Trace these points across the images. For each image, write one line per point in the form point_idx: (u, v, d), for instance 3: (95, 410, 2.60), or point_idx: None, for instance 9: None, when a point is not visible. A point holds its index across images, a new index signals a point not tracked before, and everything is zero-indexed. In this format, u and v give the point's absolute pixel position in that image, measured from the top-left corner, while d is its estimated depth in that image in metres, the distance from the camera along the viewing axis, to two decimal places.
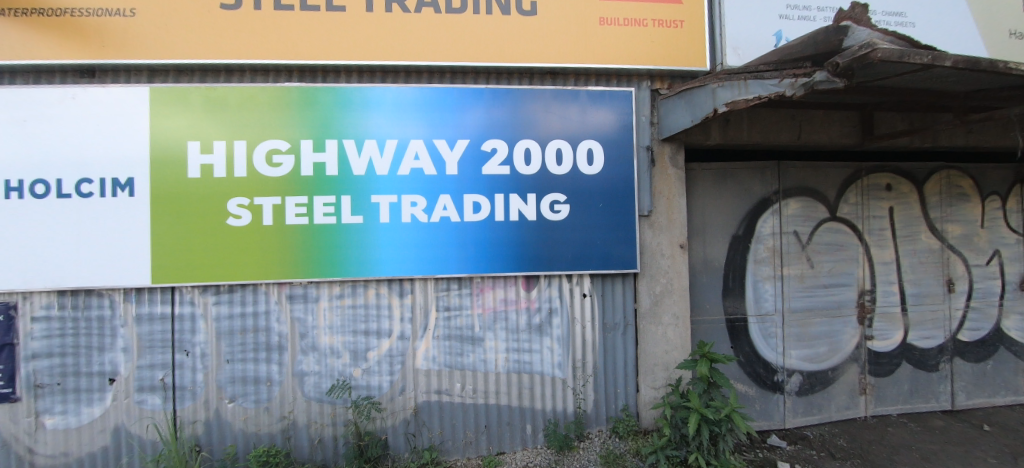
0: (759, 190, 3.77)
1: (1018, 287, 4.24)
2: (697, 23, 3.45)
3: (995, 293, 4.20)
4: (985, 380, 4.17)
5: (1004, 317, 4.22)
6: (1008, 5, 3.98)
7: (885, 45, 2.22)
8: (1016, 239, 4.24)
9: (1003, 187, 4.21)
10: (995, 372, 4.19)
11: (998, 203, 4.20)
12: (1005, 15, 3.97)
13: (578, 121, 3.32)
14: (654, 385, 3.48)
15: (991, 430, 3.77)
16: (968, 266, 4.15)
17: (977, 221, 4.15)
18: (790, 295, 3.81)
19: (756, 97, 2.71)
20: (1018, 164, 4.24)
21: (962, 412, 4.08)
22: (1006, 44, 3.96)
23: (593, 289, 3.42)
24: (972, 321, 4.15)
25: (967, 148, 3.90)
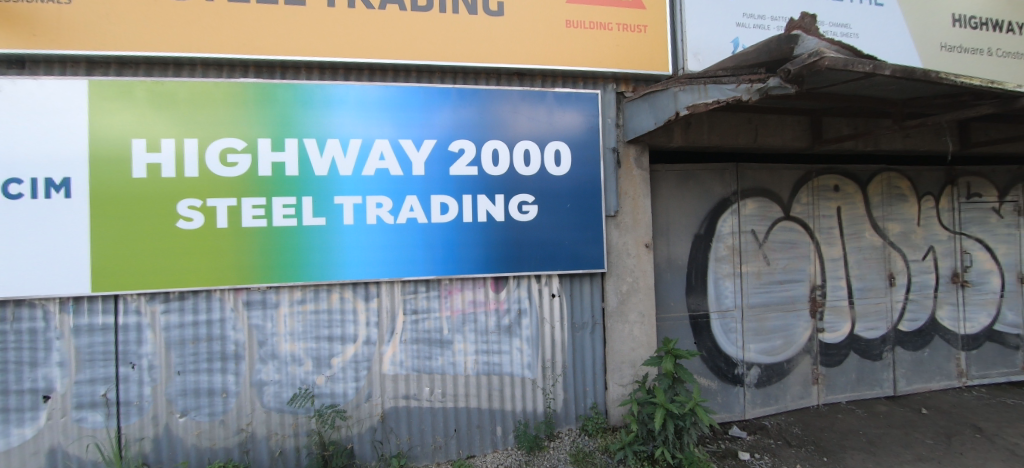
0: (719, 191, 3.92)
1: (949, 279, 4.61)
2: (659, 27, 3.55)
3: (929, 286, 4.54)
4: (923, 367, 4.50)
5: (937, 308, 4.56)
6: (939, 20, 4.32)
7: (831, 54, 2.35)
8: (947, 235, 4.60)
9: (935, 188, 4.57)
10: (931, 359, 4.53)
11: (931, 203, 4.55)
12: (936, 28, 4.31)
13: (545, 122, 3.34)
14: (622, 382, 3.54)
15: (927, 413, 4.07)
16: (906, 261, 4.47)
17: (914, 219, 4.48)
18: (748, 292, 3.98)
19: (715, 101, 2.81)
20: (948, 167, 4.61)
21: (902, 397, 4.38)
22: (937, 56, 4.29)
23: (561, 289, 3.45)
24: (911, 312, 4.47)
25: (904, 151, 4.20)
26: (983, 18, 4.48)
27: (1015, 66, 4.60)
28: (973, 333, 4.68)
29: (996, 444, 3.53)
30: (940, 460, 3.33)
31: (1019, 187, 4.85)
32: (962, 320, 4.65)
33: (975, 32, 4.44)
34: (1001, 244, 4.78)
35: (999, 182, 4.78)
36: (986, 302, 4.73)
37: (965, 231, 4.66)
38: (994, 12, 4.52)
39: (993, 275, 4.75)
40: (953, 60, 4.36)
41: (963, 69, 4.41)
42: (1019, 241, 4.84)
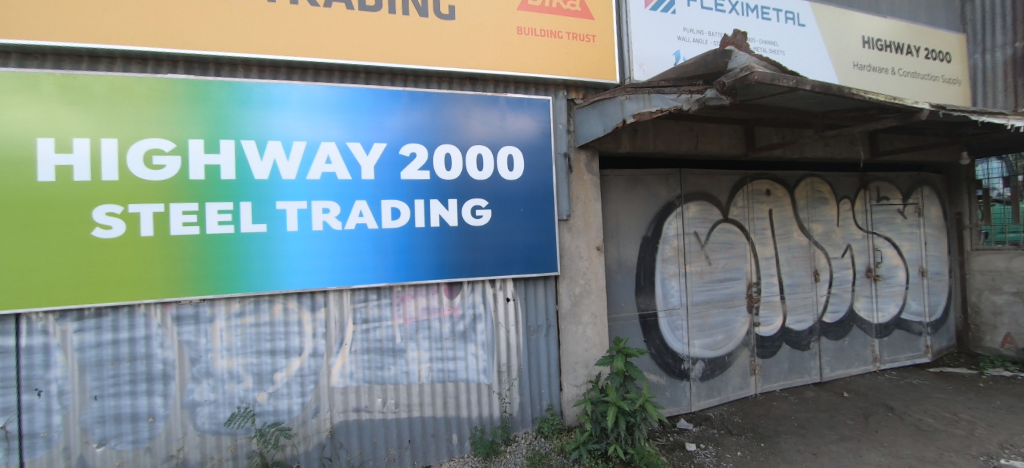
0: (664, 195, 4.12)
1: (864, 274, 5.11)
2: (607, 38, 3.68)
3: (847, 281, 5.01)
4: (844, 354, 4.95)
5: (855, 300, 5.05)
6: (851, 42, 4.82)
7: (760, 68, 2.55)
8: (861, 234, 5.11)
9: (851, 192, 5.06)
10: (850, 346, 5.00)
11: (848, 205, 5.03)
12: (848, 49, 4.80)
13: (498, 127, 3.36)
14: (576, 382, 3.62)
15: (848, 396, 4.48)
16: (828, 258, 4.91)
17: (833, 220, 4.94)
18: (692, 290, 4.21)
19: (658, 110, 2.96)
20: (861, 173, 5.13)
21: (827, 382, 4.80)
22: (850, 73, 4.78)
23: (516, 293, 3.47)
24: (832, 305, 4.91)
25: (824, 159, 4.63)
26: (886, 42, 5.05)
27: (913, 85, 5.21)
28: (885, 321, 5.22)
29: (904, 421, 3.95)
30: (859, 438, 3.67)
31: (918, 191, 5.48)
32: (875, 310, 5.17)
33: (879, 53, 5.00)
34: (905, 242, 5.37)
35: (902, 187, 5.38)
36: (894, 293, 5.30)
37: (876, 230, 5.20)
38: (895, 36, 5.11)
39: (899, 269, 5.33)
40: (863, 77, 4.87)
41: (871, 86, 4.93)
42: (919, 238, 5.47)
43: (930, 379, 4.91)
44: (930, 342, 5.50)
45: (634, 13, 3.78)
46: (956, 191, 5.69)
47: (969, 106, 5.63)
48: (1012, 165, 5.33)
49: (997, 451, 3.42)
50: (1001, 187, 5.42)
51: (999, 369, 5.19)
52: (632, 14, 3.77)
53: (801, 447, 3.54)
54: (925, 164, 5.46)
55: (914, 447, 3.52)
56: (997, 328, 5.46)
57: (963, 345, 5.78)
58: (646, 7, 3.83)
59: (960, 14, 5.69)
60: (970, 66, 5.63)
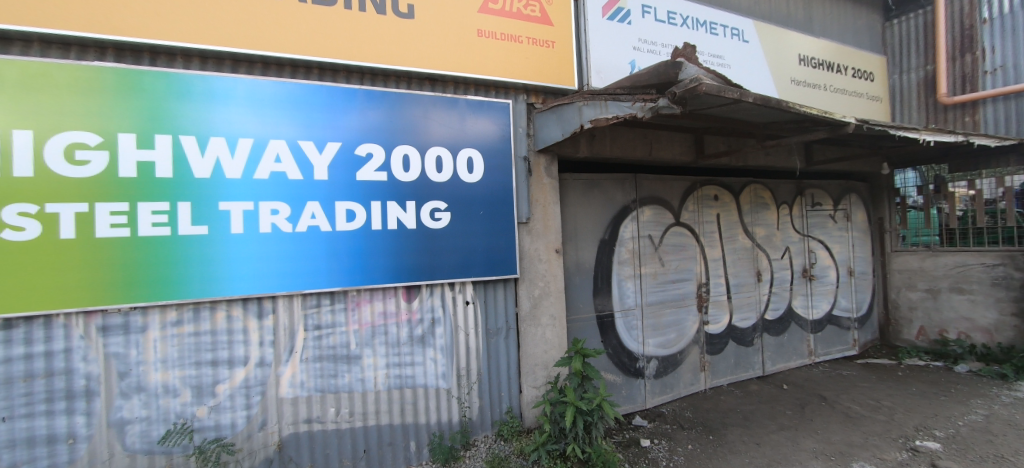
0: (620, 199, 4.25)
1: (801, 274, 5.51)
2: (565, 44, 3.76)
3: (786, 280, 5.38)
4: (783, 349, 5.32)
5: (793, 298, 5.43)
6: (788, 59, 5.20)
7: (708, 80, 2.69)
8: (798, 237, 5.51)
9: (789, 198, 5.45)
10: (789, 341, 5.38)
11: (787, 210, 5.42)
12: (786, 65, 5.18)
13: (457, 130, 3.33)
14: (536, 384, 3.64)
15: (786, 388, 4.81)
16: (768, 260, 5.25)
17: (773, 224, 5.29)
18: (647, 291, 4.36)
19: (614, 117, 3.06)
20: (797, 180, 5.53)
21: (768, 376, 5.13)
22: (788, 88, 5.16)
23: (476, 296, 3.45)
24: (773, 303, 5.26)
25: (765, 167, 4.95)
26: (818, 60, 5.50)
27: (841, 100, 5.70)
28: (819, 318, 5.65)
29: (835, 409, 4.29)
30: (797, 427, 3.94)
31: (846, 197, 5.98)
32: (811, 307, 5.59)
33: (813, 70, 5.43)
34: (835, 244, 5.85)
35: (832, 193, 5.85)
36: (827, 291, 5.75)
37: (810, 234, 5.62)
38: (826, 55, 5.56)
39: (831, 269, 5.78)
40: (799, 92, 5.26)
41: (806, 100, 5.34)
42: (847, 241, 5.97)
43: (857, 370, 5.37)
44: (857, 336, 6.01)
45: (592, 22, 3.89)
46: (878, 199, 6.29)
47: (888, 121, 6.22)
48: (924, 175, 5.93)
49: (913, 433, 3.79)
50: (916, 195, 6.02)
51: (915, 358, 5.76)
52: (590, 22, 3.88)
53: (746, 438, 3.76)
54: (852, 173, 5.98)
55: (843, 433, 3.83)
56: (913, 321, 6.05)
57: (885, 337, 6.36)
58: (604, 17, 3.95)
59: (881, 38, 6.30)
60: (890, 85, 6.23)
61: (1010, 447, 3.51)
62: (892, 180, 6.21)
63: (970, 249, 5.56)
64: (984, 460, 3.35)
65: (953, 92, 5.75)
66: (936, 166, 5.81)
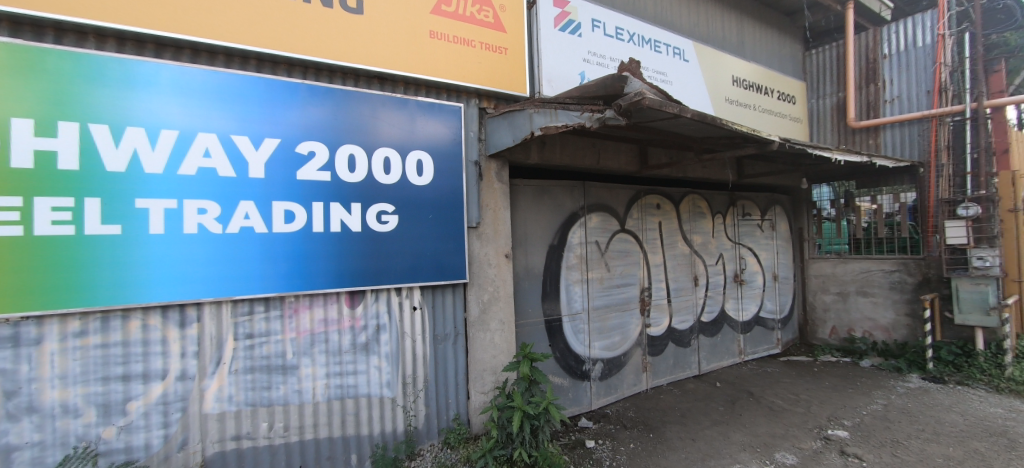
0: (569, 205, 4.35)
1: (733, 279, 5.93)
2: (518, 51, 3.80)
3: (720, 285, 5.77)
4: (717, 349, 5.69)
5: (725, 302, 5.83)
6: (723, 80, 5.62)
7: (650, 95, 2.82)
8: (730, 244, 5.93)
9: (723, 208, 5.86)
10: (722, 341, 5.77)
11: (721, 219, 5.82)
12: (721, 85, 5.59)
13: (406, 131, 3.25)
14: (483, 390, 3.62)
15: (719, 385, 5.15)
16: (704, 265, 5.60)
17: (708, 232, 5.65)
18: (593, 295, 4.49)
19: (564, 125, 3.13)
20: (730, 191, 5.95)
21: (703, 374, 5.46)
22: (723, 106, 5.57)
23: (423, 302, 3.37)
24: (708, 306, 5.61)
25: (702, 178, 5.29)
26: (749, 82, 5.98)
27: (767, 120, 6.23)
28: (747, 319, 6.10)
29: (761, 404, 4.65)
30: (728, 422, 4.22)
31: (771, 209, 6.53)
32: (741, 309, 6.03)
33: (744, 91, 5.90)
34: (763, 251, 6.35)
35: (760, 205, 6.36)
36: (755, 295, 6.22)
37: (741, 241, 6.06)
38: (755, 78, 6.06)
39: (758, 274, 6.27)
40: (732, 110, 5.69)
41: (738, 118, 5.78)
42: (772, 249, 6.50)
43: (780, 367, 5.86)
44: (780, 335, 6.56)
45: (545, 32, 3.98)
46: (799, 211, 6.95)
47: (808, 140, 6.89)
48: (837, 190, 6.60)
49: (826, 423, 4.19)
50: (830, 208, 6.71)
51: (828, 355, 6.37)
52: (542, 32, 3.96)
53: (683, 434, 3.97)
54: (777, 186, 6.54)
55: (767, 426, 4.15)
56: (826, 322, 6.71)
57: (803, 336, 7.00)
58: (556, 28, 4.06)
59: (802, 65, 6.98)
60: (809, 108, 6.93)
61: (903, 432, 3.99)
62: (811, 194, 6.89)
63: (873, 256, 6.26)
64: (883, 444, 3.77)
65: (860, 117, 6.48)
66: (847, 182, 6.51)
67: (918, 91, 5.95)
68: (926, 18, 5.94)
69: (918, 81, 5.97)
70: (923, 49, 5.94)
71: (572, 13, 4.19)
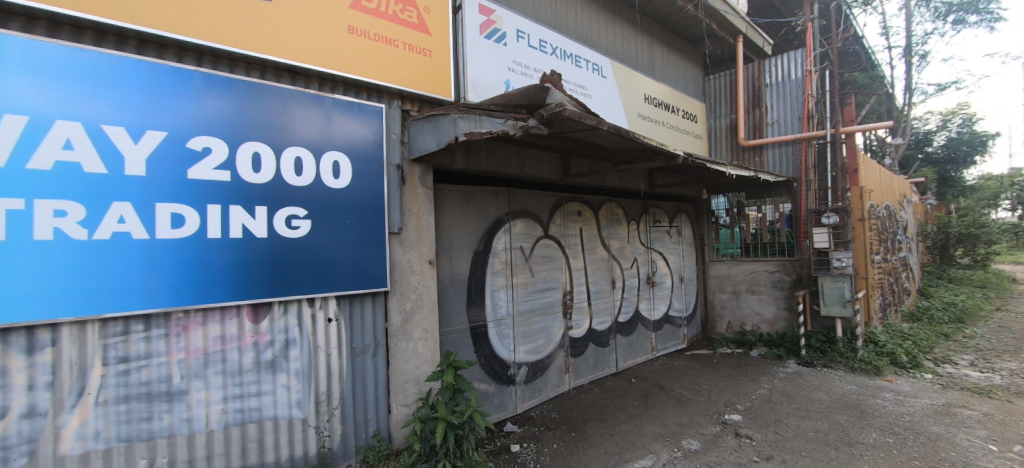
0: (494, 211, 4.38)
1: (646, 281, 6.40)
2: (443, 55, 3.73)
3: (634, 287, 6.17)
4: (632, 347, 6.09)
5: (639, 303, 6.25)
6: (635, 97, 6.08)
7: (570, 106, 2.90)
8: (644, 249, 6.39)
9: (637, 214, 6.30)
10: (637, 339, 6.19)
11: (635, 226, 6.25)
12: (634, 101, 6.04)
13: (322, 130, 3.02)
14: (405, 402, 3.45)
15: (634, 381, 5.52)
16: (621, 269, 5.96)
17: (623, 238, 6.04)
18: (518, 300, 4.56)
19: (488, 132, 3.11)
20: (643, 200, 6.41)
21: (620, 371, 5.81)
22: (636, 122, 6.02)
23: (340, 313, 3.14)
24: (624, 307, 5.98)
25: (618, 188, 5.64)
26: (658, 100, 6.53)
27: (673, 135, 6.84)
28: (658, 318, 6.61)
29: (670, 396, 5.05)
30: (642, 415, 4.52)
31: (678, 216, 7.16)
32: (653, 308, 6.51)
33: (654, 108, 6.43)
34: (671, 255, 6.93)
35: (668, 212, 6.95)
36: (664, 295, 6.76)
37: (652, 246, 6.56)
38: (663, 97, 6.63)
39: (667, 276, 6.82)
40: (643, 125, 6.16)
41: (649, 132, 6.26)
42: (679, 253, 7.12)
43: (686, 361, 6.44)
44: (685, 331, 7.19)
45: (470, 38, 3.98)
46: (701, 218, 7.69)
47: (707, 155, 7.67)
48: (731, 200, 7.52)
49: (723, 409, 4.67)
50: (726, 216, 7.57)
51: (725, 347, 7.13)
52: (468, 38, 3.97)
53: (602, 430, 4.17)
54: (682, 196, 7.19)
55: (675, 416, 4.52)
56: (723, 317, 7.49)
57: (704, 331, 7.73)
58: (481, 35, 4.09)
59: (703, 88, 7.79)
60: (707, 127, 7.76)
61: (784, 412, 4.59)
62: (710, 203, 7.69)
63: (759, 259, 7.16)
64: (768, 424, 4.31)
65: (748, 137, 7.40)
66: (739, 194, 7.42)
67: (792, 117, 6.97)
68: (797, 56, 6.99)
69: (791, 108, 6.99)
70: (795, 81, 6.98)
71: (497, 22, 4.27)
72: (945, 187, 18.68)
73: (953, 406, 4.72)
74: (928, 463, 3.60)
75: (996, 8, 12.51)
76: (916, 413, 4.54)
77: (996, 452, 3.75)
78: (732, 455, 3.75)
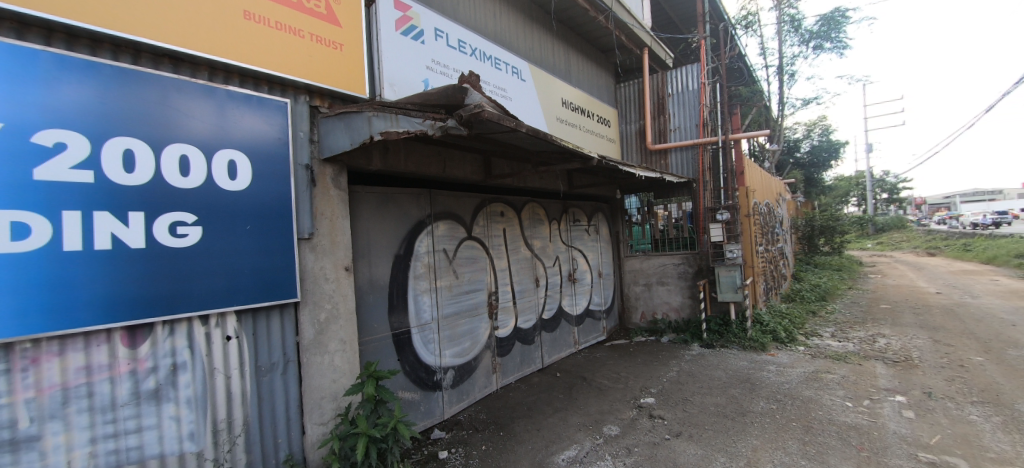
0: (415, 214, 4.25)
1: (568, 278, 6.61)
2: (355, 50, 3.52)
3: (556, 284, 6.34)
4: (556, 342, 6.26)
5: (561, 299, 6.44)
6: (553, 100, 6.26)
7: (488, 107, 2.87)
8: (565, 247, 6.60)
9: (558, 214, 6.49)
10: (561, 335, 6.38)
11: (556, 225, 6.43)
12: (552, 105, 6.22)
13: (213, 125, 2.68)
14: (322, 420, 3.19)
15: (559, 375, 5.68)
16: (543, 267, 6.08)
17: (545, 237, 6.17)
18: (442, 304, 4.46)
19: (405, 131, 2.99)
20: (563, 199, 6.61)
21: (546, 367, 5.94)
22: (554, 125, 6.20)
23: (241, 330, 2.81)
24: (548, 304, 6.12)
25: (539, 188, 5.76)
26: (574, 104, 6.79)
27: (589, 139, 7.15)
28: (579, 313, 6.85)
29: (592, 386, 5.26)
30: (566, 407, 4.65)
31: (596, 215, 7.49)
32: (575, 304, 6.75)
33: (571, 112, 6.67)
34: (590, 252, 7.22)
35: (587, 211, 7.24)
36: (585, 290, 7.03)
37: (572, 245, 6.79)
38: (579, 101, 6.91)
39: (587, 272, 7.11)
40: (562, 128, 6.37)
41: (566, 135, 6.49)
42: (597, 250, 7.44)
43: (605, 351, 6.76)
44: (605, 324, 7.54)
45: (386, 34, 3.82)
46: (616, 217, 8.09)
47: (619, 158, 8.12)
48: (641, 200, 8.00)
49: (639, 394, 4.96)
50: (637, 214, 8.02)
51: (640, 336, 7.59)
52: (383, 34, 3.80)
53: (528, 426, 4.23)
54: (598, 196, 7.53)
55: (596, 404, 4.71)
56: (637, 308, 7.96)
57: (621, 322, 8.17)
58: (397, 31, 3.94)
59: (614, 94, 8.25)
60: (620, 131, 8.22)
61: (690, 391, 4.99)
62: (624, 203, 8.14)
63: (666, 253, 7.74)
64: (677, 403, 4.66)
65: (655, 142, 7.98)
66: (648, 193, 7.92)
67: (690, 124, 7.65)
68: (694, 69, 7.68)
69: (689, 116, 7.67)
70: (692, 92, 7.66)
71: (414, 18, 4.15)
72: (810, 187, 21.73)
73: (821, 372, 5.48)
74: (803, 423, 4.13)
75: (843, 37, 14.84)
76: (793, 381, 5.19)
77: (852, 407, 4.42)
78: (647, 435, 3.99)
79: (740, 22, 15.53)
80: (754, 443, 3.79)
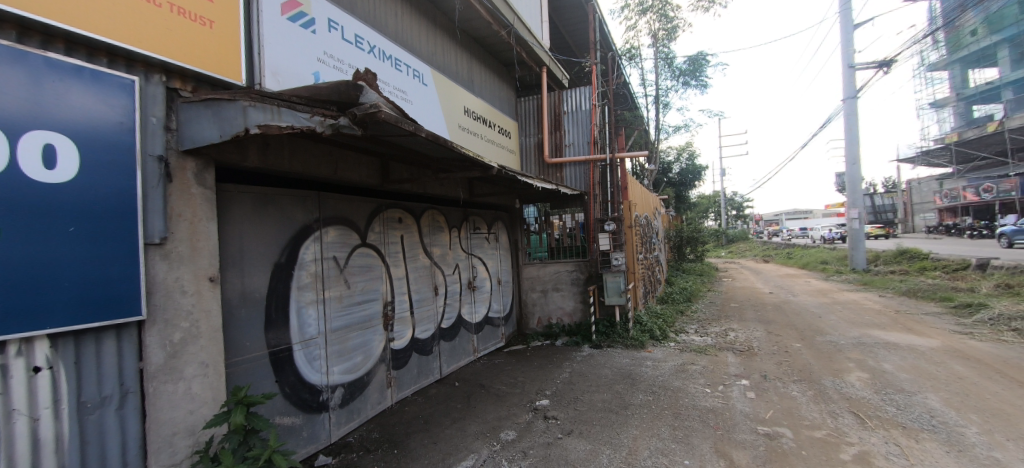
0: (300, 218, 3.85)
1: (468, 286, 6.54)
2: (230, 30, 3.08)
3: (456, 292, 6.23)
4: (455, 351, 6.14)
5: (461, 308, 6.34)
6: (455, 107, 6.20)
7: (386, 108, 2.71)
8: (465, 255, 6.52)
9: (458, 221, 6.39)
10: (460, 344, 6.27)
11: (456, 233, 6.33)
12: (453, 112, 6.15)
13: (22, 99, 2.11)
14: (172, 461, 2.67)
15: (457, 384, 5.56)
16: (443, 275, 5.94)
17: (445, 244, 6.04)
18: (331, 317, 4.08)
19: (288, 127, 2.67)
20: (463, 207, 6.54)
21: (444, 377, 5.78)
22: (455, 132, 6.14)
23: (56, 359, 2.24)
24: (447, 313, 5.98)
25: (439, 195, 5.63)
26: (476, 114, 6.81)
27: (490, 148, 7.21)
28: (478, 321, 6.82)
29: (490, 393, 5.24)
30: (464, 416, 4.56)
31: (496, 224, 7.54)
32: (474, 312, 6.70)
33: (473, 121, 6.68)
34: (489, 260, 7.23)
35: (487, 220, 7.26)
36: (484, 298, 7.00)
37: (472, 252, 6.75)
38: (480, 111, 6.94)
39: (486, 280, 7.09)
40: (463, 136, 6.33)
41: (468, 143, 6.46)
42: (496, 257, 7.47)
43: (502, 357, 6.81)
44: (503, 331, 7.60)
45: (270, 17, 3.42)
46: (514, 225, 8.24)
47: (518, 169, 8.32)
48: (539, 210, 8.25)
49: (534, 397, 5.05)
50: (535, 223, 8.25)
51: (537, 340, 7.77)
52: (267, 17, 3.40)
53: (424, 441, 4.04)
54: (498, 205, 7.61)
55: (494, 411, 4.69)
56: (533, 314, 8.17)
57: (519, 328, 8.32)
58: (283, 16, 3.56)
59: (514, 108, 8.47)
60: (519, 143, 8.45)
61: (582, 390, 5.23)
62: (524, 212, 8.32)
63: (560, 260, 8.08)
64: (569, 402, 4.84)
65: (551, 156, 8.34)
66: (546, 204, 8.23)
67: (582, 141, 8.14)
68: (586, 91, 8.23)
69: (582, 134, 8.17)
70: (584, 111, 8.18)
71: (304, 5, 3.79)
72: (679, 203, 24.59)
73: (686, 364, 6.12)
74: (673, 410, 4.56)
75: (704, 76, 17.16)
76: (666, 373, 5.73)
77: (710, 393, 5.01)
78: (541, 437, 4.06)
79: (625, 53, 17.11)
80: (634, 433, 4.07)
